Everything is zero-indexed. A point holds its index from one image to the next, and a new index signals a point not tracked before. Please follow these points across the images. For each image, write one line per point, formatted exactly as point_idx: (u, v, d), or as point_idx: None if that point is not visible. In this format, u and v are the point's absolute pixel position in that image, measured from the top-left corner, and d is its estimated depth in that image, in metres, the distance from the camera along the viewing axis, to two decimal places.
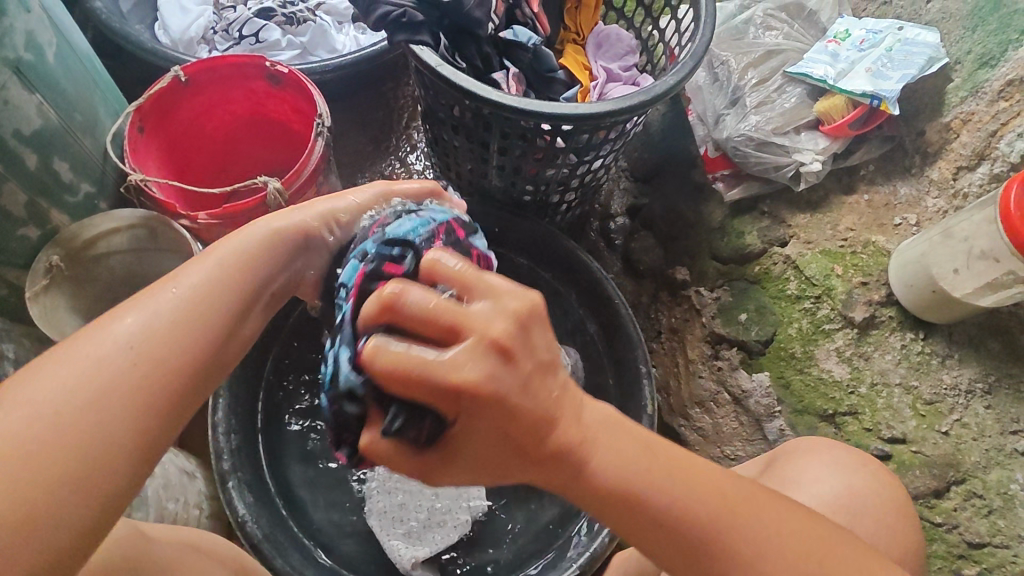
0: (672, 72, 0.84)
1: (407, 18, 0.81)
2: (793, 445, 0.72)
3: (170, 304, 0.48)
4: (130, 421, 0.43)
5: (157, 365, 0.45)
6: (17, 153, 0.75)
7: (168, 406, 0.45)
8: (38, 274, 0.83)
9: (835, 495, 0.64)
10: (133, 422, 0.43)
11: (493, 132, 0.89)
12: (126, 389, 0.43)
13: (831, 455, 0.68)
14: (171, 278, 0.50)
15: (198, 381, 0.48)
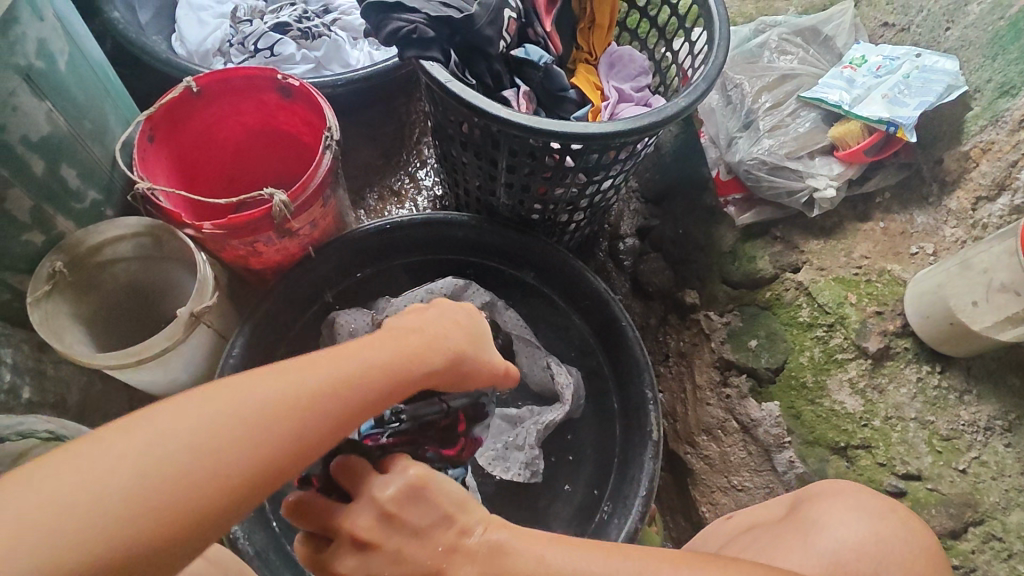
0: (684, 93, 0.84)
1: (418, 34, 0.79)
2: (819, 488, 0.70)
3: (281, 385, 0.47)
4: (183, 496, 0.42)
5: (232, 447, 0.44)
6: (24, 159, 0.74)
7: (256, 475, 0.45)
8: (41, 280, 0.82)
9: (864, 541, 0.61)
10: (175, 494, 0.42)
11: (501, 150, 0.88)
12: (187, 463, 0.43)
13: (861, 499, 0.65)
14: (347, 353, 0.51)
15: (270, 472, 0.45)
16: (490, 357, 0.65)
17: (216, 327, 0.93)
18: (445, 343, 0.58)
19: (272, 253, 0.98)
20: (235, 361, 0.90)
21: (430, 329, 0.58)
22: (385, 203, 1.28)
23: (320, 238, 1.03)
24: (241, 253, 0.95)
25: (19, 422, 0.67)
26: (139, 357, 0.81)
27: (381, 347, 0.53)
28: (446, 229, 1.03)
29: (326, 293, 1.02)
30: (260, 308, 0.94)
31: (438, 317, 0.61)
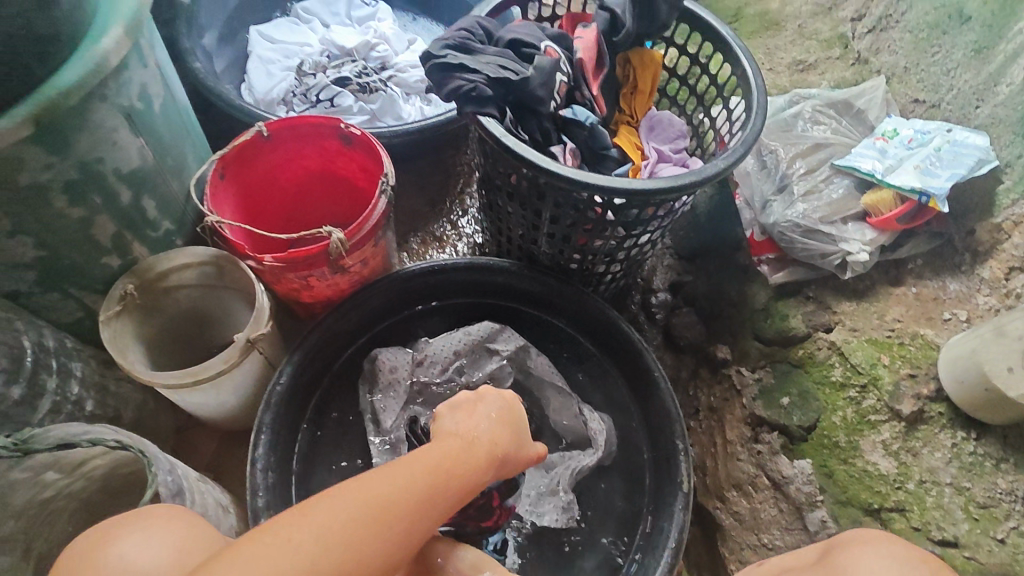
0: (723, 156, 0.89)
1: (478, 92, 0.86)
2: (850, 539, 0.68)
3: (388, 489, 0.55)
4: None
5: (364, 538, 0.51)
6: (115, 190, 0.80)
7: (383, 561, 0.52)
8: (113, 300, 0.87)
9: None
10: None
11: (547, 201, 0.93)
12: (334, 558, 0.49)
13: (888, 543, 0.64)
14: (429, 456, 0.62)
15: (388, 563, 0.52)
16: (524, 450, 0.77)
17: (266, 355, 0.97)
18: (484, 439, 0.70)
19: (323, 287, 1.04)
20: (281, 388, 0.94)
21: (477, 432, 0.70)
22: (427, 247, 1.34)
23: (368, 276, 1.08)
24: (294, 285, 1.01)
25: (87, 431, 0.70)
26: (195, 379, 0.86)
27: (446, 453, 0.64)
28: (487, 274, 1.08)
29: (368, 329, 1.07)
30: (309, 340, 0.98)
31: (482, 418, 0.72)
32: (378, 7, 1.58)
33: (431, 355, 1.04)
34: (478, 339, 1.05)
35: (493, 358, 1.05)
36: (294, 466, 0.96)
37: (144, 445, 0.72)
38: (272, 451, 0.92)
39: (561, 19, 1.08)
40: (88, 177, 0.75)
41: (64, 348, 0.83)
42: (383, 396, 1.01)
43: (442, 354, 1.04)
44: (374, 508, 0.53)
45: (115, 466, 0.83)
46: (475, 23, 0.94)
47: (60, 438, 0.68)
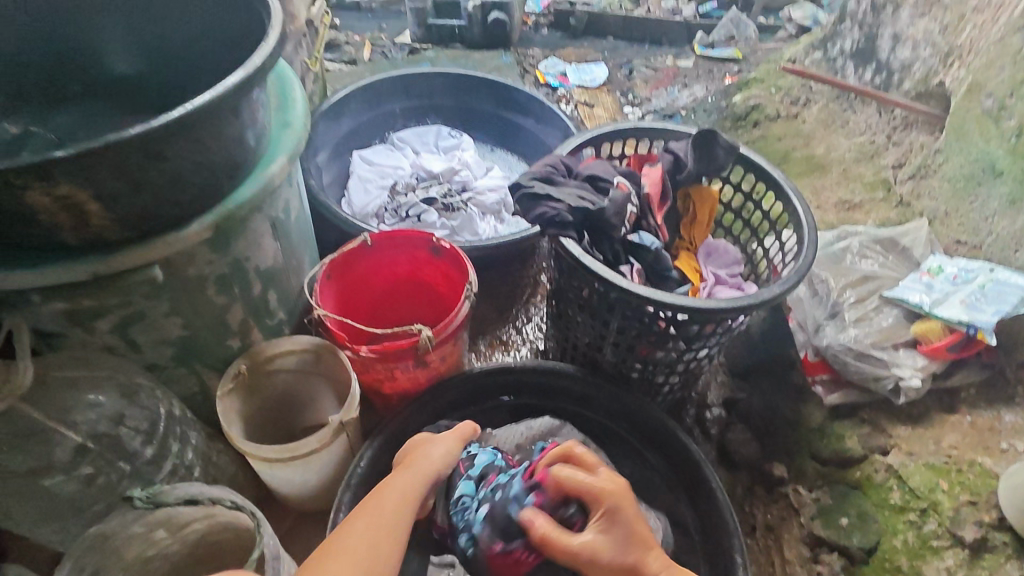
0: (778, 282, 0.98)
1: (560, 218, 1.00)
2: None
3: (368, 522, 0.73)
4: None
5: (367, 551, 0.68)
6: (252, 283, 0.95)
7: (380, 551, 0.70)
8: (229, 377, 1.00)
9: None
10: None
11: (615, 313, 1.03)
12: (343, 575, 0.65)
13: None
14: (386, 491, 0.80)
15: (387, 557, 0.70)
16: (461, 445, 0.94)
17: (349, 438, 1.05)
18: (437, 467, 0.87)
19: (404, 380, 1.14)
20: (360, 471, 1.01)
21: (418, 461, 0.87)
22: (493, 350, 1.45)
23: (443, 372, 1.17)
24: (380, 376, 1.11)
25: (208, 490, 0.78)
26: (292, 454, 0.95)
27: (405, 482, 0.82)
28: (552, 378, 1.16)
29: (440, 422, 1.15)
30: (389, 427, 1.08)
31: (437, 447, 0.90)
32: (462, 138, 1.81)
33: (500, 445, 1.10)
34: (538, 433, 1.11)
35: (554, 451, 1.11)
36: None
37: (257, 510, 0.78)
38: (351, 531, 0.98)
39: (630, 159, 1.25)
40: (236, 272, 0.90)
41: (186, 416, 0.94)
42: None
43: (508, 447, 1.10)
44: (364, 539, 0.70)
45: (206, 533, 0.89)
46: (559, 160, 1.11)
47: (189, 493, 0.77)
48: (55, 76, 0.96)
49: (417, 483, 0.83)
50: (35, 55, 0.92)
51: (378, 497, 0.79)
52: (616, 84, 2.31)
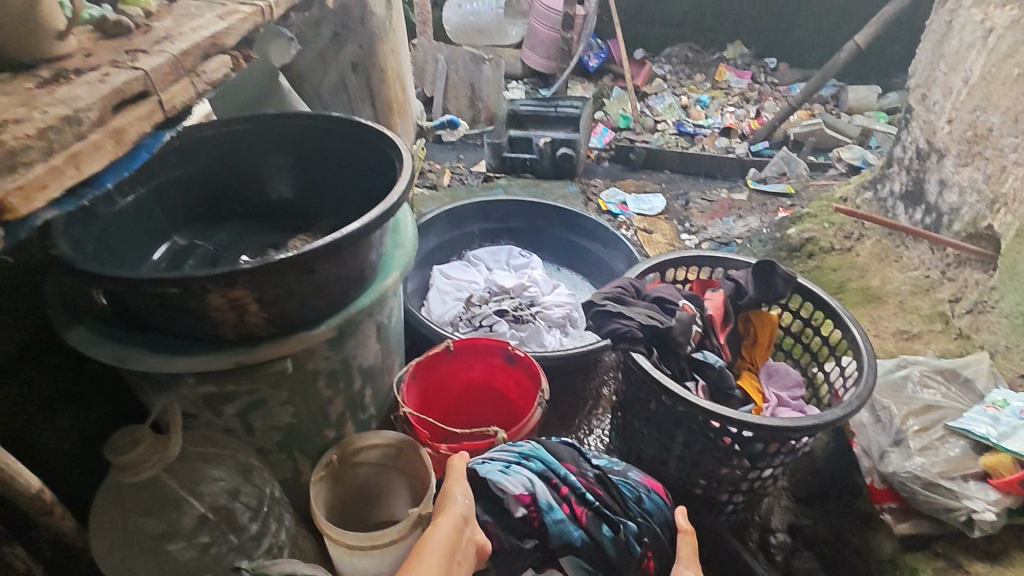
0: (840, 405, 1.03)
1: (632, 334, 1.10)
2: None
3: None
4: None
5: None
6: (354, 379, 1.07)
7: None
8: (321, 464, 1.09)
9: None
10: None
11: (682, 427, 1.09)
12: None
13: None
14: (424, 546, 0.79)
15: None
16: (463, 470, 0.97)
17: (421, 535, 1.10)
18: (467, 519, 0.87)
19: None
20: None
21: (449, 507, 0.87)
22: None
23: None
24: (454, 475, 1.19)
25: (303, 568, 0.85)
26: (373, 542, 1.01)
27: (441, 535, 0.81)
28: None
29: None
30: None
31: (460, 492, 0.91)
32: (531, 257, 1.98)
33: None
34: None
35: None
36: None
37: None
38: None
39: (692, 283, 1.36)
40: (345, 368, 1.03)
41: (284, 499, 1.03)
42: None
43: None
44: None
45: None
46: (628, 283, 1.22)
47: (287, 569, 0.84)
48: (223, 195, 1.11)
49: (453, 529, 0.83)
50: (210, 176, 1.07)
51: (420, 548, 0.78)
52: (672, 212, 2.49)
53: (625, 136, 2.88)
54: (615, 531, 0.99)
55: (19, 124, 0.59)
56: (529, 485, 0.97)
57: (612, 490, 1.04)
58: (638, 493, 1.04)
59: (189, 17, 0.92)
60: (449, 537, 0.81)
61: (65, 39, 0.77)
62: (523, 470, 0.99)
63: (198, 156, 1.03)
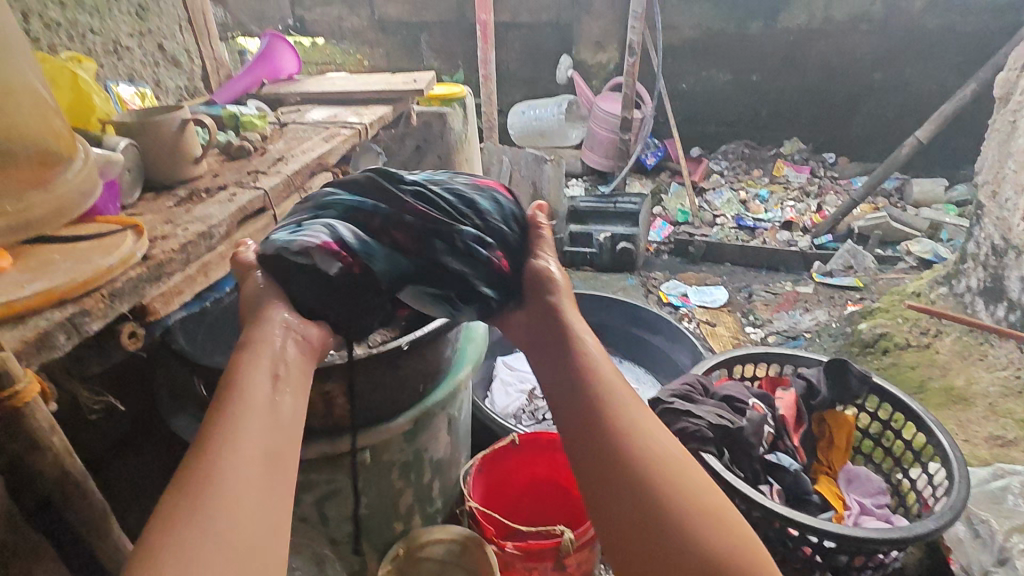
0: (931, 517, 0.97)
1: (701, 432, 1.08)
2: None
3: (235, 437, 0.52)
4: (273, 512, 0.49)
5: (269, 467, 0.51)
6: (424, 471, 1.10)
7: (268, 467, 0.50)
8: (388, 558, 1.10)
9: None
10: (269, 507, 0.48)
11: (757, 534, 1.05)
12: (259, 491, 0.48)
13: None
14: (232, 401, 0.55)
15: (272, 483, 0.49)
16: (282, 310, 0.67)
17: None
18: (286, 354, 0.63)
19: None
20: None
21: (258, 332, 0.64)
22: None
23: None
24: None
25: None
26: None
27: (253, 376, 0.58)
28: None
29: None
30: None
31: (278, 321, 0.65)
32: None
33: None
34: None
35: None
36: None
37: None
38: None
39: (762, 380, 1.35)
40: (416, 460, 1.06)
41: None
42: None
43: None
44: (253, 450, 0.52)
45: None
46: (695, 380, 1.21)
47: None
48: None
49: (276, 359, 0.61)
50: None
51: (237, 389, 0.56)
52: (735, 305, 2.47)
53: (685, 229, 2.93)
54: (450, 240, 0.79)
55: (165, 241, 0.70)
56: (336, 229, 0.74)
57: (447, 211, 0.80)
58: (489, 197, 0.83)
59: (299, 140, 1.08)
60: (274, 377, 0.59)
61: (200, 163, 0.91)
62: (318, 212, 0.74)
63: None
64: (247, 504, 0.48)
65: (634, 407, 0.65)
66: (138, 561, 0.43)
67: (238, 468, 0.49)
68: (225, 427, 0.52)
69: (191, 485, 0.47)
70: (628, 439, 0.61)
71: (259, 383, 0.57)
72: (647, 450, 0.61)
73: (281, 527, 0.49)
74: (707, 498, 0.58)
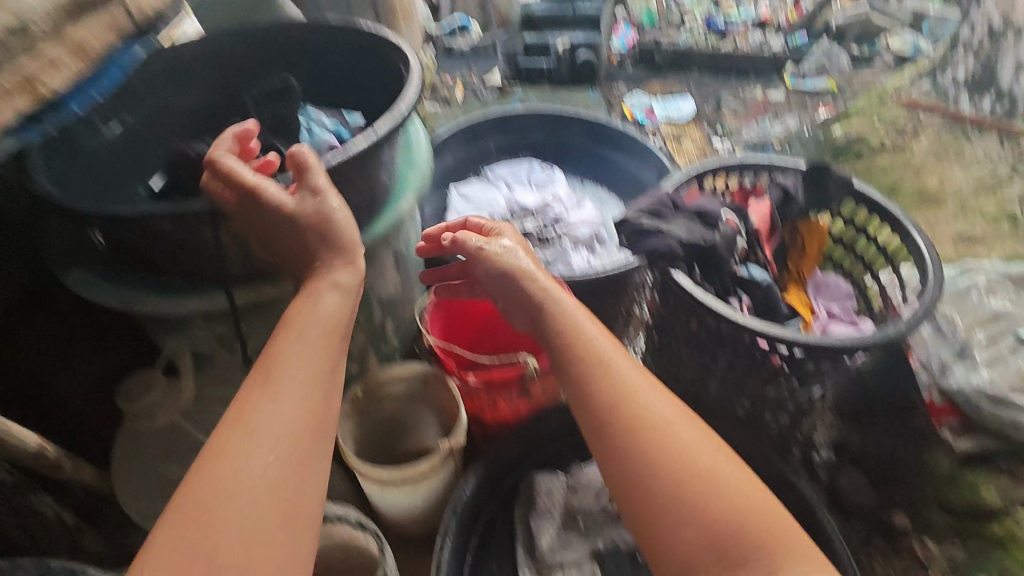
0: (902, 319, 0.94)
1: (671, 250, 1.01)
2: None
3: (262, 407, 0.61)
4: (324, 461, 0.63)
5: (289, 427, 0.61)
6: (373, 311, 1.01)
7: (277, 449, 0.59)
8: (346, 400, 1.06)
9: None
10: (258, 488, 0.57)
11: (723, 348, 1.02)
12: (263, 470, 0.58)
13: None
14: (269, 377, 0.63)
15: (285, 449, 0.60)
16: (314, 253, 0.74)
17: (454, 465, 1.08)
18: (326, 332, 0.69)
19: (507, 406, 1.16)
20: (466, 498, 1.06)
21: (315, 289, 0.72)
22: None
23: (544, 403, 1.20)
24: (484, 403, 1.15)
25: None
26: (404, 476, 0.99)
27: (305, 344, 0.67)
28: None
29: (539, 451, 1.17)
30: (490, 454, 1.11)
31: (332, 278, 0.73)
32: (554, 173, 1.85)
33: (591, 484, 1.13)
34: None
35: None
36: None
37: None
38: (455, 560, 1.01)
39: (734, 192, 1.25)
40: (362, 300, 0.98)
41: None
42: (542, 520, 1.09)
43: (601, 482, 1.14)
44: (295, 415, 0.62)
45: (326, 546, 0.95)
46: (666, 197, 1.10)
47: None
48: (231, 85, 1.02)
49: (331, 323, 0.70)
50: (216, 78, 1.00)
51: (302, 316, 0.69)
52: (703, 117, 2.30)
53: (651, 34, 2.63)
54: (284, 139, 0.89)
55: None
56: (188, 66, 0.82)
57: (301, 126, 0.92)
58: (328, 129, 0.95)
59: None
60: (317, 337, 0.68)
61: None
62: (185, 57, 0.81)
63: (192, 75, 0.98)
64: (311, 466, 0.61)
65: (634, 370, 0.76)
66: (193, 471, 0.57)
67: (282, 429, 0.60)
68: (256, 403, 0.62)
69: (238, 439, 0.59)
70: (639, 409, 0.71)
71: (301, 354, 0.66)
72: (647, 405, 0.72)
73: (310, 457, 0.61)
74: (707, 462, 0.67)
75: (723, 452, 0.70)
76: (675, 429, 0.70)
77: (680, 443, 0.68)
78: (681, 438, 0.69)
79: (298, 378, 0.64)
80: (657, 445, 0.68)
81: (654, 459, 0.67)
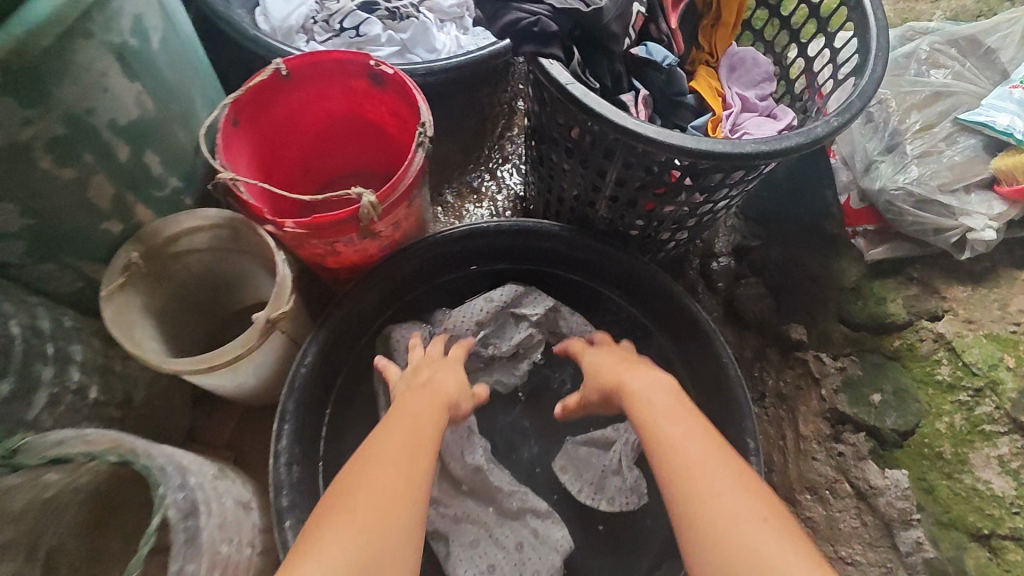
0: (836, 110, 0.71)
1: (540, 27, 0.71)
2: None
3: (373, 492, 0.58)
4: (416, 538, 0.56)
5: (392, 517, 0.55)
6: (109, 145, 0.69)
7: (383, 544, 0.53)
8: (116, 271, 0.78)
9: None
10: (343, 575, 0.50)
11: (614, 161, 0.78)
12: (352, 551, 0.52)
13: None
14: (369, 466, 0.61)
15: (384, 524, 0.55)
16: (449, 387, 0.77)
17: (289, 332, 0.88)
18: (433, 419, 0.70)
19: (351, 253, 0.92)
20: (304, 372, 0.86)
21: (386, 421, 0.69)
22: (462, 201, 1.20)
23: (401, 240, 0.97)
24: (318, 251, 0.89)
25: (82, 437, 0.61)
26: (211, 364, 0.77)
27: (401, 432, 0.66)
28: (533, 239, 0.98)
29: (399, 297, 0.99)
30: (337, 313, 0.90)
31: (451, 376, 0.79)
32: None
33: (450, 330, 0.94)
34: (502, 305, 0.97)
35: (520, 326, 0.98)
36: (319, 461, 0.89)
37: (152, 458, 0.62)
38: (297, 442, 0.84)
39: None
40: (77, 129, 0.65)
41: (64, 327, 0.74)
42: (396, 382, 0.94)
43: (463, 328, 0.94)
44: (387, 498, 0.57)
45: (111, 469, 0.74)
46: None
47: (55, 454, 0.60)
48: None
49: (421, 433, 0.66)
50: None
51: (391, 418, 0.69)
52: None
53: None
54: None
55: None
56: None
57: None
58: None
59: None
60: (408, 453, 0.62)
61: None
62: None
63: None
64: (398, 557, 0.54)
65: (687, 430, 0.62)
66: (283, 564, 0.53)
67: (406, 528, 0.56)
68: (357, 483, 0.59)
69: (312, 541, 0.54)
70: (669, 453, 0.60)
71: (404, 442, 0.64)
72: (713, 504, 0.55)
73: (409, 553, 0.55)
74: (747, 516, 0.53)
75: (767, 515, 0.53)
76: (767, 530, 0.52)
77: (754, 512, 0.53)
78: (761, 539, 0.51)
79: (405, 465, 0.61)
80: (754, 559, 0.50)
81: (725, 534, 0.52)
